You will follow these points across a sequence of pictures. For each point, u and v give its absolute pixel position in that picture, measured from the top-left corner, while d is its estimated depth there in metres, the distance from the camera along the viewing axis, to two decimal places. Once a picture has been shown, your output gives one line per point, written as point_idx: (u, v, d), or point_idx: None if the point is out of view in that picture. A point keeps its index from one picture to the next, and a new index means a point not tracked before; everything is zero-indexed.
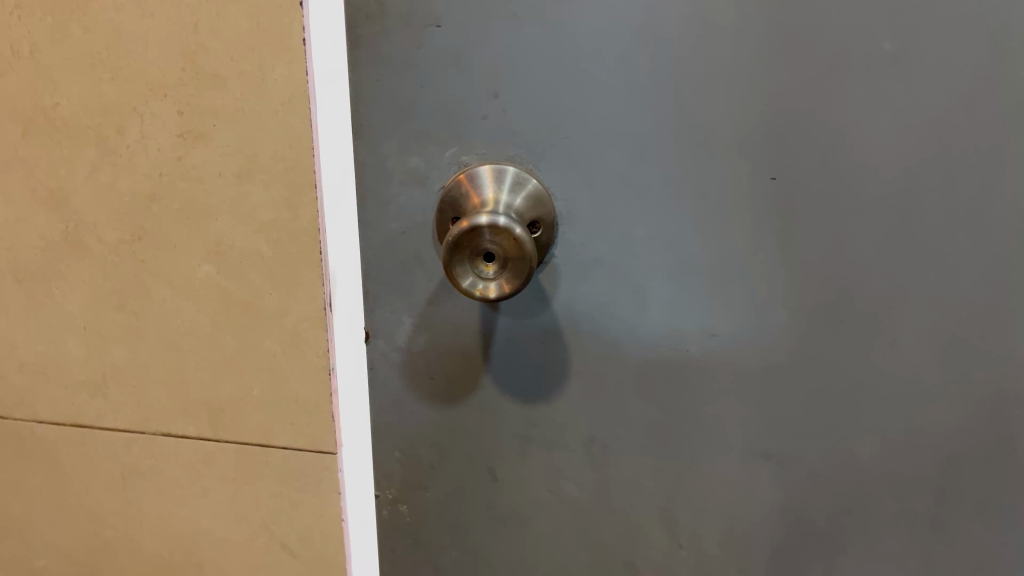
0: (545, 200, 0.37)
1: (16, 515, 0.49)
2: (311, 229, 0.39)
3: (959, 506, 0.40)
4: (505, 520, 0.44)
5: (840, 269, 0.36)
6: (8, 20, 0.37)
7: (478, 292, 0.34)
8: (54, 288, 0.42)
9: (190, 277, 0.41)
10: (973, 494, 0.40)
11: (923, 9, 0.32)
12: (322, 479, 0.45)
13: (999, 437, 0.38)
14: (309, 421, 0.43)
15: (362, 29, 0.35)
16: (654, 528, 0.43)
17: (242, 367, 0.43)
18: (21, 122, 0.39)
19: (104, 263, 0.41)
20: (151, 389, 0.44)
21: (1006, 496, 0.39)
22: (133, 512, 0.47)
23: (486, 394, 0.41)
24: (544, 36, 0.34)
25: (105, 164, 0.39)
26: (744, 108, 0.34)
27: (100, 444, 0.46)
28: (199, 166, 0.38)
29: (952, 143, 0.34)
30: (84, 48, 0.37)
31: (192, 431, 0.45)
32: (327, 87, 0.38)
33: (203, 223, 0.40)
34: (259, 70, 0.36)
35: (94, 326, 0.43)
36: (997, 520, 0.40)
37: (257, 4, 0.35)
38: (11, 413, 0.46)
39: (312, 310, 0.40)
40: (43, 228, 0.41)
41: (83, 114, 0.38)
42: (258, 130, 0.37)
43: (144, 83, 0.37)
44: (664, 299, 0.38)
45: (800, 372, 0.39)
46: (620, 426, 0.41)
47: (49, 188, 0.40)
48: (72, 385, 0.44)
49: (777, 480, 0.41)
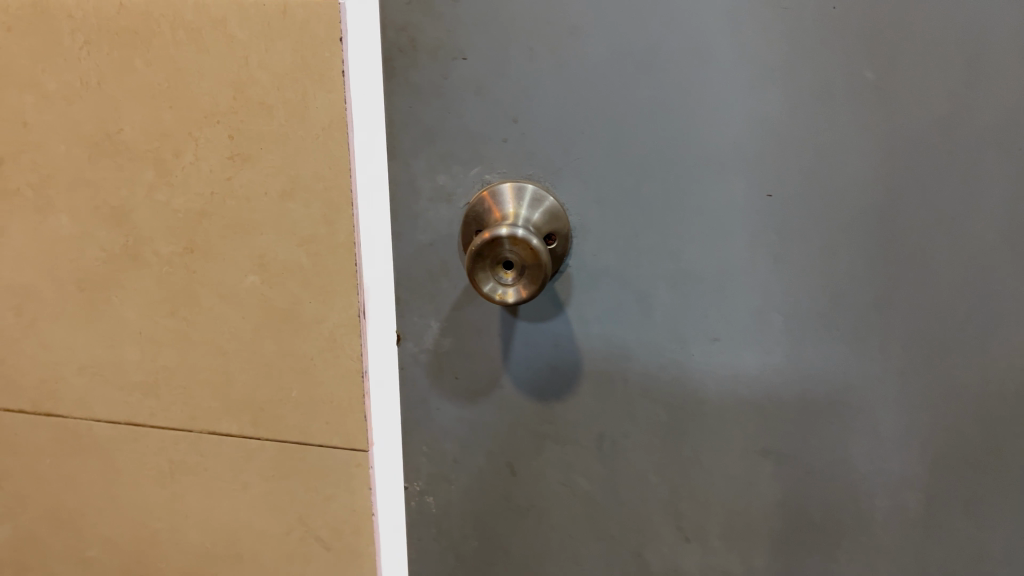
0: (561, 215, 0.41)
1: (71, 508, 0.53)
2: (347, 242, 0.42)
3: (946, 503, 0.43)
4: (522, 512, 0.47)
5: (830, 278, 0.40)
6: (79, 55, 0.42)
7: (498, 296, 0.37)
8: (113, 296, 0.46)
9: (235, 287, 0.45)
10: (960, 491, 0.43)
11: (899, 43, 0.36)
12: (354, 475, 0.48)
13: (983, 437, 0.41)
14: (342, 421, 0.47)
15: (395, 61, 0.39)
16: (661, 520, 0.46)
17: (280, 370, 0.46)
18: (88, 146, 0.43)
19: (158, 273, 0.45)
20: (198, 391, 0.48)
21: (991, 494, 0.42)
22: (179, 505, 0.51)
23: (506, 392, 0.45)
24: (559, 68, 0.38)
25: (162, 184, 0.43)
26: (739, 132, 0.38)
27: (150, 442, 0.50)
28: (246, 185, 0.42)
29: (930, 163, 0.37)
30: (146, 80, 0.41)
31: (235, 430, 0.48)
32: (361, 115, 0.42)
33: (249, 235, 0.43)
34: (302, 99, 0.40)
35: (148, 331, 0.47)
36: (984, 517, 0.43)
37: (301, 40, 0.39)
38: (71, 412, 0.50)
39: (347, 317, 0.44)
40: (105, 241, 0.45)
41: (143, 139, 0.43)
42: (300, 151, 0.41)
43: (199, 111, 0.41)
44: (669, 305, 0.42)
45: (795, 373, 0.42)
46: (628, 423, 0.44)
47: (111, 206, 0.44)
48: (127, 385, 0.48)
49: (776, 476, 0.44)
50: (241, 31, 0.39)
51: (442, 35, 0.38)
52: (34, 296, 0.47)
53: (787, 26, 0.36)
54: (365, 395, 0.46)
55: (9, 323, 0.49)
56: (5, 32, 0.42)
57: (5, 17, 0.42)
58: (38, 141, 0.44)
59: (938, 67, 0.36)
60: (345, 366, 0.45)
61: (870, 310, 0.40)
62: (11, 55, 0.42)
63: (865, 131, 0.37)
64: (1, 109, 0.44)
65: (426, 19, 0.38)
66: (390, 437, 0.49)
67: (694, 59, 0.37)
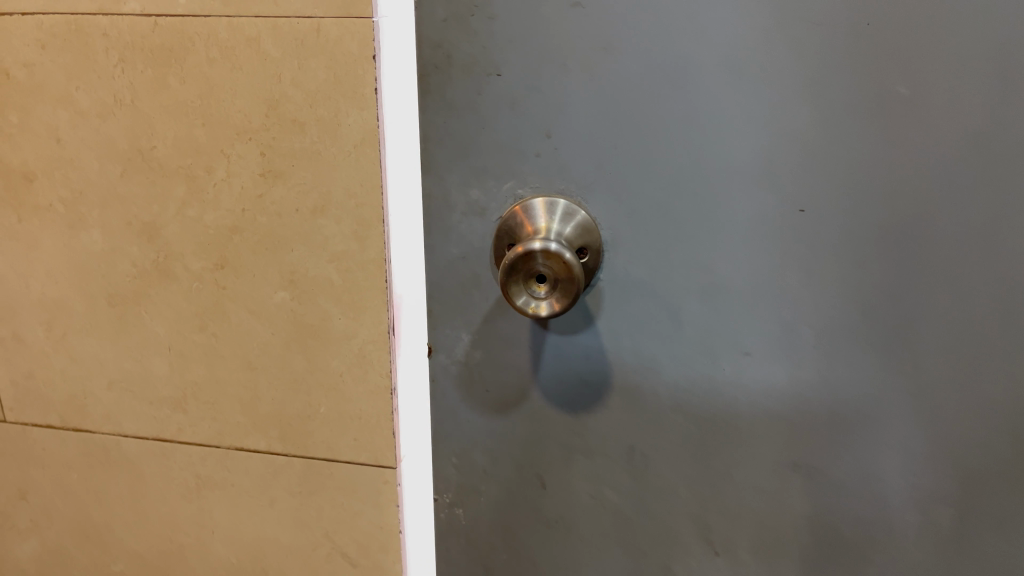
0: (592, 229, 0.41)
1: (98, 522, 0.53)
2: (378, 259, 0.42)
3: (980, 520, 0.42)
4: (551, 526, 0.47)
5: (863, 292, 0.40)
6: (113, 72, 0.42)
7: (531, 310, 0.37)
8: (144, 311, 0.47)
9: (266, 302, 0.45)
10: (995, 509, 0.42)
11: (932, 57, 0.36)
12: (382, 491, 0.48)
13: (1018, 455, 0.41)
14: (371, 437, 0.47)
15: (431, 77, 0.40)
16: (690, 535, 0.46)
17: (309, 385, 0.46)
18: (120, 162, 0.44)
19: (188, 289, 0.45)
20: (226, 406, 0.48)
21: None
22: (206, 519, 0.51)
23: (536, 407, 0.45)
24: (591, 83, 0.38)
25: (193, 200, 0.44)
26: (771, 147, 0.38)
27: (177, 456, 0.50)
28: (277, 201, 0.42)
29: (965, 177, 0.37)
30: (179, 97, 0.42)
31: (262, 445, 0.48)
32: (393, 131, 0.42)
33: (280, 250, 0.43)
34: (335, 116, 0.40)
35: (177, 346, 0.47)
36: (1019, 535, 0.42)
37: (334, 57, 0.39)
38: (99, 426, 0.50)
39: (376, 334, 0.44)
40: (136, 257, 0.45)
41: (176, 155, 0.43)
42: (332, 168, 0.41)
43: (231, 128, 0.42)
44: (700, 319, 0.42)
45: (827, 388, 0.42)
46: (658, 437, 0.44)
47: (143, 222, 0.45)
48: (156, 400, 0.49)
49: (807, 492, 0.44)
50: (274, 48, 0.40)
51: (477, 52, 0.39)
52: (64, 311, 0.48)
53: (819, 42, 0.36)
54: (394, 411, 0.46)
55: (39, 338, 0.49)
56: (40, 50, 0.42)
57: (41, 35, 0.42)
58: (71, 158, 0.44)
59: (972, 81, 0.36)
60: (374, 382, 0.45)
61: (903, 325, 0.40)
62: (45, 73, 0.43)
63: (898, 145, 0.37)
64: (36, 127, 0.44)
65: (461, 36, 0.39)
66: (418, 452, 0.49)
67: (726, 74, 0.37)
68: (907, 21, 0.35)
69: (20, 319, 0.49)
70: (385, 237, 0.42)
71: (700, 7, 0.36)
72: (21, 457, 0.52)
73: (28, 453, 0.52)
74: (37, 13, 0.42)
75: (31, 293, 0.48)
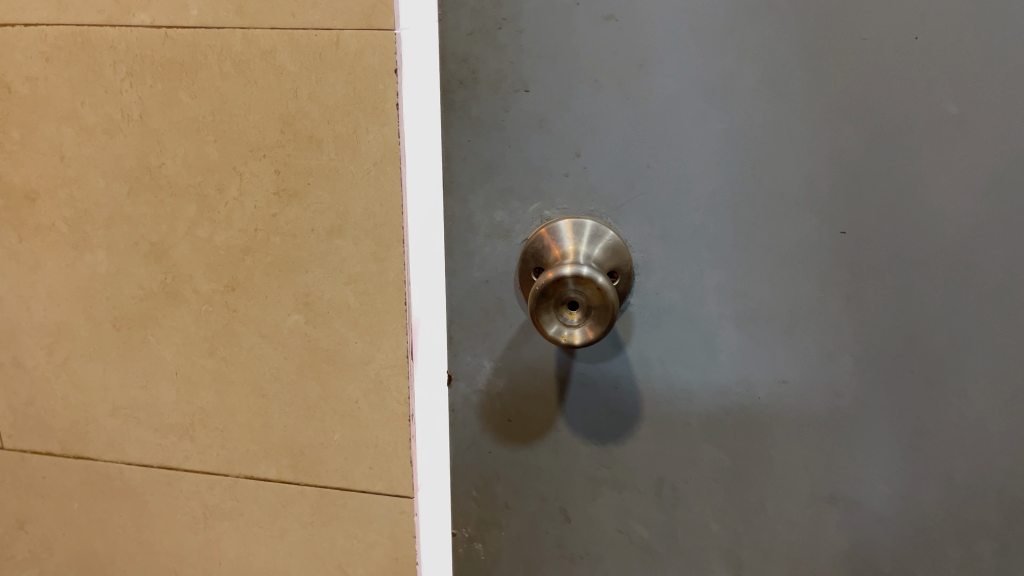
0: (622, 250, 0.39)
1: (100, 554, 0.51)
2: (397, 281, 0.41)
3: None
4: (576, 560, 0.45)
5: (908, 319, 0.38)
6: (120, 86, 0.40)
7: (563, 338, 0.35)
8: (150, 335, 0.45)
9: (279, 325, 0.43)
10: None
11: (983, 73, 0.34)
12: (398, 522, 0.46)
13: None
14: (388, 466, 0.45)
15: (455, 93, 0.38)
16: (721, 570, 0.44)
17: (323, 412, 0.44)
18: (127, 181, 0.42)
19: (197, 312, 0.44)
20: (235, 433, 0.46)
21: None
22: (213, 551, 0.49)
23: (561, 436, 0.43)
24: (623, 100, 0.37)
25: (203, 220, 0.42)
26: (813, 166, 0.36)
27: (184, 486, 0.48)
28: (292, 221, 0.41)
29: (1015, 198, 0.35)
30: (190, 113, 0.40)
31: (273, 474, 0.46)
32: (414, 149, 0.40)
33: (294, 273, 0.42)
34: (354, 133, 0.38)
35: (185, 371, 0.45)
36: None
37: (354, 71, 0.37)
38: (102, 454, 0.48)
39: (394, 359, 0.42)
40: (143, 279, 0.44)
41: (186, 173, 0.41)
42: (350, 187, 0.39)
43: (244, 145, 0.40)
44: (736, 346, 0.40)
45: (869, 418, 0.40)
46: (689, 469, 0.42)
47: (150, 243, 0.43)
48: (162, 427, 0.47)
49: (844, 526, 0.42)
50: (291, 62, 0.38)
51: (504, 67, 0.37)
52: (67, 335, 0.46)
53: (864, 57, 0.35)
54: (412, 439, 0.44)
55: (40, 362, 0.47)
56: (44, 63, 0.41)
57: (45, 48, 0.40)
58: (76, 176, 0.42)
59: None
60: (392, 409, 0.43)
61: (948, 352, 0.38)
62: (50, 88, 0.41)
63: (946, 165, 0.36)
64: (39, 143, 0.42)
65: (488, 50, 0.37)
66: (437, 481, 0.47)
67: (766, 92, 0.36)
68: (958, 37, 0.34)
69: (21, 344, 0.47)
70: (405, 258, 0.40)
71: (739, 21, 0.35)
72: (20, 486, 0.50)
73: (27, 482, 0.50)
74: (41, 24, 0.40)
75: (32, 316, 0.46)
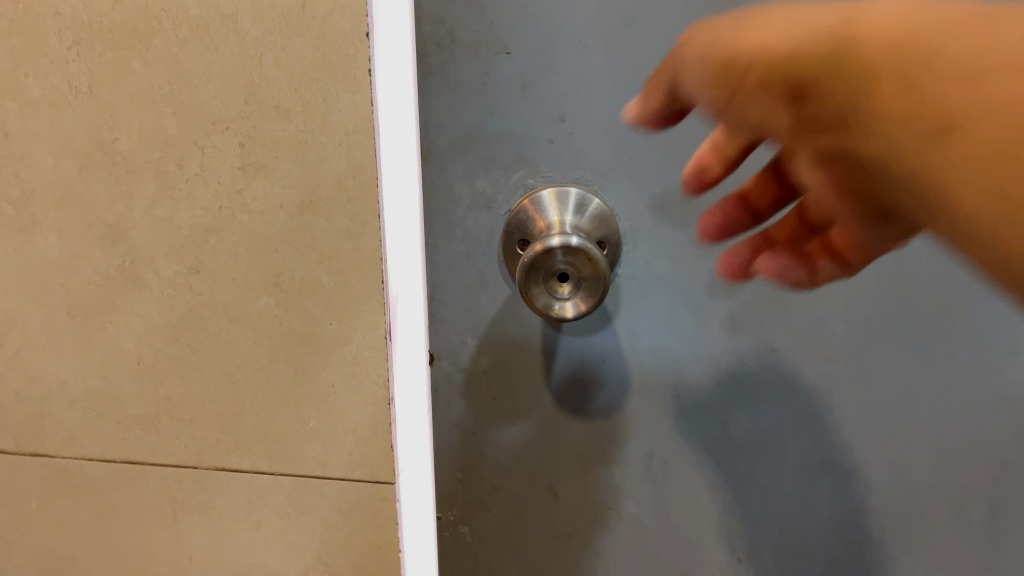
0: (610, 219, 0.38)
1: (62, 553, 0.48)
2: (374, 258, 0.39)
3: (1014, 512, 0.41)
4: (565, 539, 0.44)
5: (899, 282, 0.37)
6: (68, 56, 0.37)
7: (554, 313, 0.34)
8: (109, 323, 0.42)
9: (247, 308, 0.41)
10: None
11: None
12: (379, 509, 0.44)
13: None
14: (368, 452, 0.43)
15: (432, 57, 0.36)
16: (713, 544, 0.43)
17: (298, 398, 0.42)
18: (79, 158, 0.39)
19: (160, 296, 0.41)
20: (205, 423, 0.43)
21: None
22: (184, 545, 0.47)
23: (547, 414, 0.42)
24: (608, 61, 0.35)
25: (164, 198, 0.39)
26: None
27: (150, 480, 0.45)
28: (258, 198, 0.38)
29: None
30: (145, 83, 0.37)
31: (246, 464, 0.44)
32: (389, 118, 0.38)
33: (263, 253, 0.39)
34: (324, 102, 0.36)
35: (148, 360, 0.42)
36: None
37: (322, 35, 0.35)
38: (61, 451, 0.45)
39: (372, 340, 0.40)
40: (99, 262, 0.41)
41: (142, 149, 0.38)
42: (320, 159, 0.37)
43: (207, 117, 0.37)
44: (726, 316, 0.39)
45: (861, 384, 0.39)
46: (681, 442, 0.41)
47: (106, 224, 0.40)
48: (125, 420, 0.44)
49: (836, 492, 0.41)
50: (254, 26, 0.35)
51: (482, 28, 0.36)
52: (18, 325, 0.43)
53: None
54: (392, 422, 0.42)
55: None
56: None
57: None
58: (21, 153, 0.39)
59: None
60: (371, 392, 0.41)
61: (940, 315, 0.37)
62: None
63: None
64: None
65: (465, 10, 0.35)
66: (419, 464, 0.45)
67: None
68: None
69: None
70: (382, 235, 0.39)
71: None
72: None
73: None
74: None
75: None
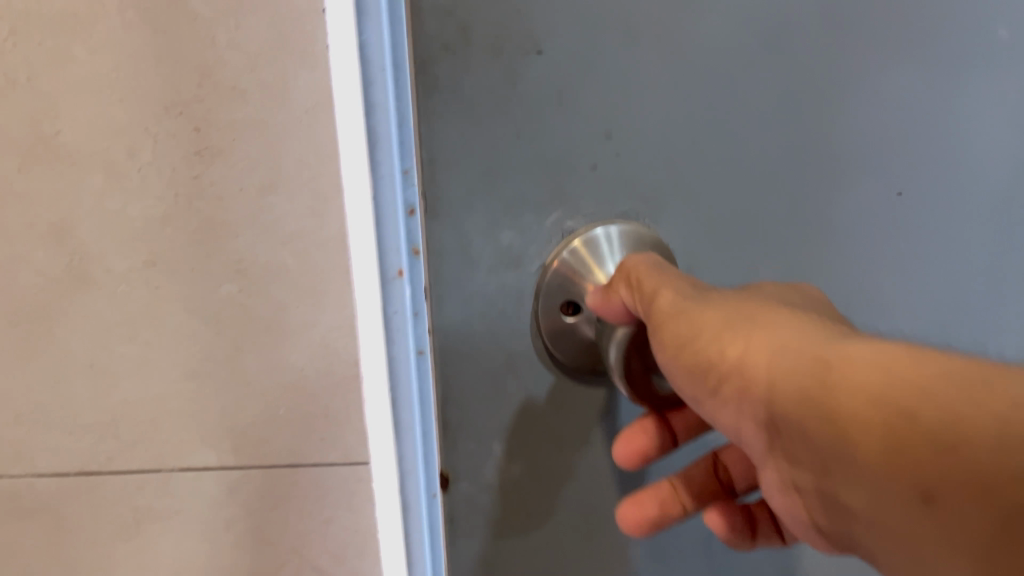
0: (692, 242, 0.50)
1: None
2: (339, 236, 0.39)
3: None
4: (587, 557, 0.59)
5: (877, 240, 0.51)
6: (2, 48, 0.36)
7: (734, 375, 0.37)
8: (57, 327, 0.40)
9: (208, 299, 0.40)
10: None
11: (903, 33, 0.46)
12: (356, 491, 0.44)
13: None
14: (343, 436, 0.43)
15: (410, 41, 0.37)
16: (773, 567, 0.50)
17: (266, 386, 0.42)
18: (17, 154, 0.37)
19: (113, 294, 0.40)
20: (168, 424, 0.42)
21: None
22: (148, 555, 0.46)
23: None
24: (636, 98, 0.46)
25: (113, 190, 0.38)
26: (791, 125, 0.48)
27: (109, 489, 0.44)
28: (217, 184, 0.38)
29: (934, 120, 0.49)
30: (89, 71, 0.36)
31: (213, 462, 0.43)
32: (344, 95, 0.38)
33: (224, 242, 0.39)
34: (282, 81, 0.36)
35: (102, 364, 0.41)
36: None
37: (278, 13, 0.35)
38: (10, 470, 0.43)
39: (341, 320, 0.41)
40: (43, 263, 0.39)
41: (88, 140, 0.37)
42: (280, 139, 0.37)
43: (157, 102, 0.36)
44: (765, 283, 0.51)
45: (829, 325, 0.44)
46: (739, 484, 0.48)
47: (51, 222, 0.38)
48: (78, 429, 0.42)
49: None
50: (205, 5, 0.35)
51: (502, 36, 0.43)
52: None
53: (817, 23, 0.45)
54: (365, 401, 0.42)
55: None
56: None
57: None
58: None
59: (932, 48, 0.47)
60: (345, 374, 0.42)
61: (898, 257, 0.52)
62: None
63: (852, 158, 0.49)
64: None
65: None
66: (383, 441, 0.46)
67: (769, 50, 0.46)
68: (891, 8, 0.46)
69: None
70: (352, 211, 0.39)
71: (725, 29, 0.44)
72: None
73: None
74: None
75: None
